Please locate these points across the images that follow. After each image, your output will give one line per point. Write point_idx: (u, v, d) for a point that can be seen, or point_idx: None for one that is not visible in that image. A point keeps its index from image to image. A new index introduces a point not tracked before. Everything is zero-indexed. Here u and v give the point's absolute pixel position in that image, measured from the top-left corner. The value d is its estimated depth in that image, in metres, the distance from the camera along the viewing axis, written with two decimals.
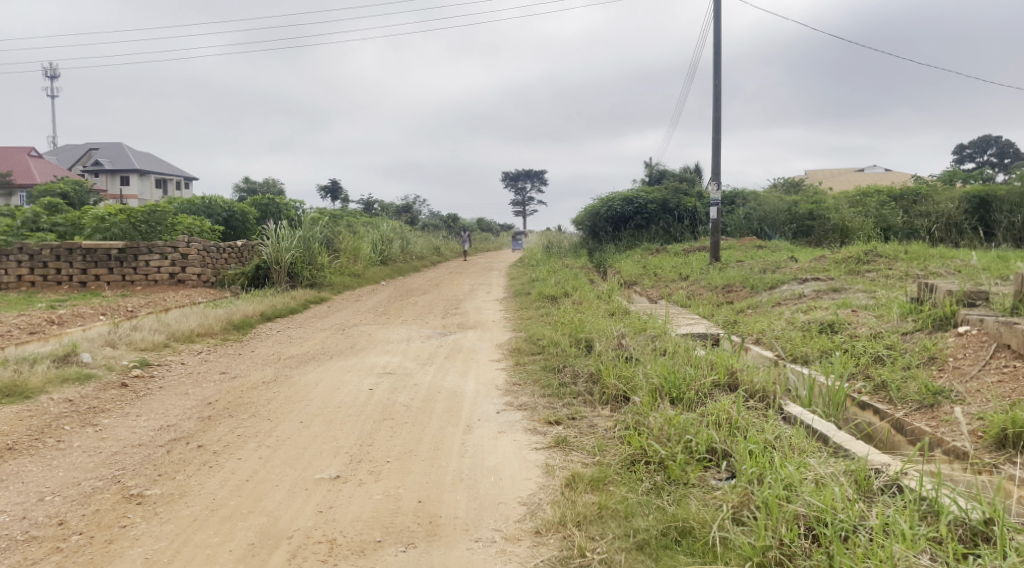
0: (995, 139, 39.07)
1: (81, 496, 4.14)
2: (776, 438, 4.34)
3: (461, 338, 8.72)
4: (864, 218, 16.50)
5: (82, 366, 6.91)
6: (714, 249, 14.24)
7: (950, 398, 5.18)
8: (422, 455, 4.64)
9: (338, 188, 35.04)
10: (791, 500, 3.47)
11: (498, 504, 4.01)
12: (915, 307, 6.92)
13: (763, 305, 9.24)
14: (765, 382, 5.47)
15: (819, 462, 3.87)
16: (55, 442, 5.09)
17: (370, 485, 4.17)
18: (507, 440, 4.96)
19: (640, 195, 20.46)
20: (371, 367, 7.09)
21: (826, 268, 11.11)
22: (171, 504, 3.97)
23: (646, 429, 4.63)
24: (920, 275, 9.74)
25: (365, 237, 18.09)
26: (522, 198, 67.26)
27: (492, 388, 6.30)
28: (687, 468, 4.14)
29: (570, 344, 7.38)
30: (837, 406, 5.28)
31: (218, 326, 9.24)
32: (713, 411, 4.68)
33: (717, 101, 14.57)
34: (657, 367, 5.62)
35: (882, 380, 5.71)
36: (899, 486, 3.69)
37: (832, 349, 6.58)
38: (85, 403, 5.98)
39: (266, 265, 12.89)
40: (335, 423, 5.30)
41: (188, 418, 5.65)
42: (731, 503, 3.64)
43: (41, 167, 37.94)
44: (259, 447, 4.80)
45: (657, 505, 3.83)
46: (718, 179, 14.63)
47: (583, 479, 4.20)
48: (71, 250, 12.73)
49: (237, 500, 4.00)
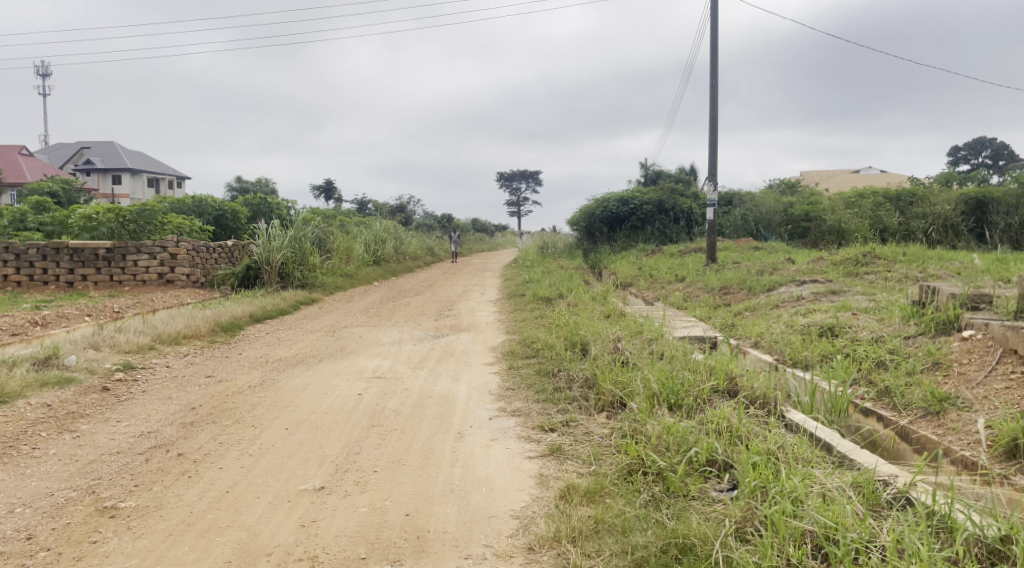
0: (990, 141, 39.19)
1: (52, 508, 3.95)
2: (779, 448, 4.18)
3: (454, 341, 8.57)
4: (860, 219, 16.37)
5: (64, 369, 6.70)
6: (710, 250, 14.08)
7: (957, 406, 5.03)
8: (411, 464, 4.47)
9: (332, 187, 34.77)
10: (797, 518, 3.32)
11: (490, 517, 3.83)
12: (917, 310, 6.77)
13: (761, 307, 9.11)
14: (766, 389, 5.30)
15: (824, 474, 3.72)
16: (30, 450, 4.88)
17: (356, 496, 4.00)
18: (500, 449, 4.79)
19: (636, 195, 20.27)
20: (361, 370, 6.91)
21: (824, 270, 10.96)
22: (146, 518, 3.78)
23: (643, 437, 4.46)
24: (919, 277, 9.60)
25: (358, 237, 17.88)
26: (517, 198, 67.14)
27: (484, 393, 6.13)
28: (687, 480, 3.98)
29: (565, 347, 7.20)
30: (840, 413, 5.15)
31: (206, 328, 9.02)
32: (713, 418, 4.51)
33: (714, 101, 14.43)
34: (655, 373, 5.44)
35: (886, 385, 5.56)
36: (908, 501, 3.53)
37: (833, 352, 6.43)
38: (64, 409, 5.78)
39: (257, 265, 12.68)
40: (321, 430, 5.11)
41: (169, 423, 5.45)
42: (734, 518, 3.48)
43: (33, 166, 37.64)
44: (242, 456, 4.62)
45: (657, 519, 3.66)
46: (715, 179, 14.49)
47: (578, 491, 4.03)
48: (58, 249, 12.49)
49: (215, 513, 3.82)
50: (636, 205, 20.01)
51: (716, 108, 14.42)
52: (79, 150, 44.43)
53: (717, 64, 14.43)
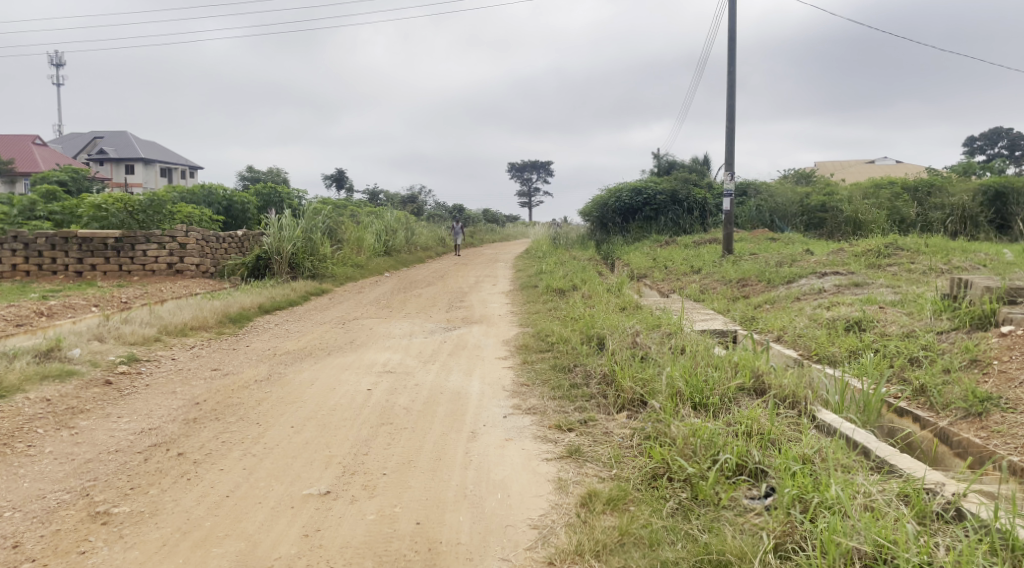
0: (1006, 131, 38.45)
1: (44, 512, 3.73)
2: (815, 454, 3.91)
3: (465, 333, 8.30)
4: (878, 211, 15.93)
5: (66, 361, 6.50)
6: (727, 241, 13.79)
7: (1000, 406, 4.74)
8: (421, 466, 4.23)
9: (343, 177, 34.48)
10: (845, 535, 3.08)
11: (506, 526, 3.59)
12: (949, 305, 6.43)
13: (782, 300, 8.80)
14: (796, 387, 5.02)
15: (868, 482, 3.48)
16: (26, 448, 4.68)
17: (364, 502, 3.76)
18: (516, 450, 4.54)
19: (650, 185, 19.96)
20: (371, 364, 6.68)
21: (845, 261, 10.59)
22: (139, 525, 3.56)
23: (668, 440, 4.20)
24: (945, 270, 9.23)
25: (369, 228, 17.66)
26: (528, 189, 66.89)
27: (498, 389, 5.89)
28: (718, 487, 3.72)
29: (581, 342, 6.93)
30: (874, 414, 4.85)
31: (213, 319, 8.81)
32: (743, 420, 4.25)
33: (733, 89, 14.10)
34: (678, 369, 5.17)
35: (921, 384, 5.27)
36: (960, 513, 3.30)
37: (861, 348, 6.14)
38: (64, 403, 5.58)
39: (267, 255, 12.54)
40: (329, 428, 4.89)
41: (172, 420, 5.24)
42: (773, 534, 3.25)
43: (46, 155, 37.61)
44: (245, 456, 4.39)
45: (686, 532, 3.42)
46: (732, 168, 14.14)
47: (600, 498, 3.77)
48: (66, 239, 12.31)
49: (213, 520, 3.59)
50: (650, 195, 19.69)
51: (732, 96, 14.07)
52: (92, 139, 44.37)
53: (735, 51, 14.08)
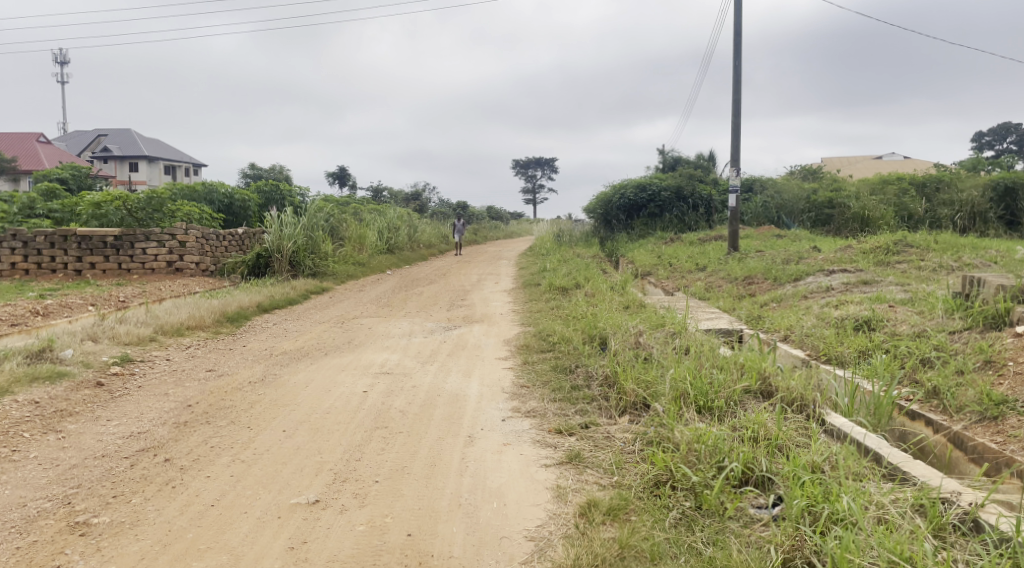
0: (1016, 126, 38.01)
1: (22, 521, 3.59)
2: (825, 460, 3.74)
3: (465, 333, 8.12)
4: (885, 207, 15.72)
5: (57, 362, 6.36)
6: (732, 239, 13.34)
7: (1017, 410, 4.55)
8: (414, 473, 4.07)
9: (346, 176, 34.36)
10: (858, 552, 2.92)
11: (501, 538, 3.43)
12: (961, 303, 6.23)
13: (789, 298, 8.62)
14: (803, 389, 4.85)
15: (881, 492, 3.32)
16: (10, 453, 4.54)
17: (353, 512, 3.61)
18: (514, 455, 4.38)
19: (653, 182, 19.77)
20: (368, 365, 6.53)
21: (853, 259, 10.39)
22: (118, 537, 3.42)
23: (671, 446, 4.04)
24: (956, 268, 9.04)
25: (371, 225, 17.52)
26: (533, 185, 66.53)
27: (497, 391, 5.73)
28: (723, 497, 3.56)
29: (583, 342, 6.78)
30: (884, 417, 4.67)
31: (210, 318, 8.67)
32: (749, 425, 4.09)
33: (738, 83, 13.90)
34: (682, 370, 4.99)
35: (934, 385, 5.08)
36: (978, 524, 3.15)
37: (871, 349, 5.96)
38: (53, 406, 5.44)
39: (268, 253, 12.38)
40: (321, 432, 4.74)
41: (161, 423, 5.10)
42: (781, 548, 3.10)
43: (50, 153, 37.61)
44: (233, 463, 4.24)
45: (691, 546, 3.26)
46: (737, 166, 13.94)
47: (600, 508, 3.61)
48: (65, 237, 12.20)
49: (196, 532, 3.45)
50: (654, 192, 19.50)
51: (738, 92, 13.86)
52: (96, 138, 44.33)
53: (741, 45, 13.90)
